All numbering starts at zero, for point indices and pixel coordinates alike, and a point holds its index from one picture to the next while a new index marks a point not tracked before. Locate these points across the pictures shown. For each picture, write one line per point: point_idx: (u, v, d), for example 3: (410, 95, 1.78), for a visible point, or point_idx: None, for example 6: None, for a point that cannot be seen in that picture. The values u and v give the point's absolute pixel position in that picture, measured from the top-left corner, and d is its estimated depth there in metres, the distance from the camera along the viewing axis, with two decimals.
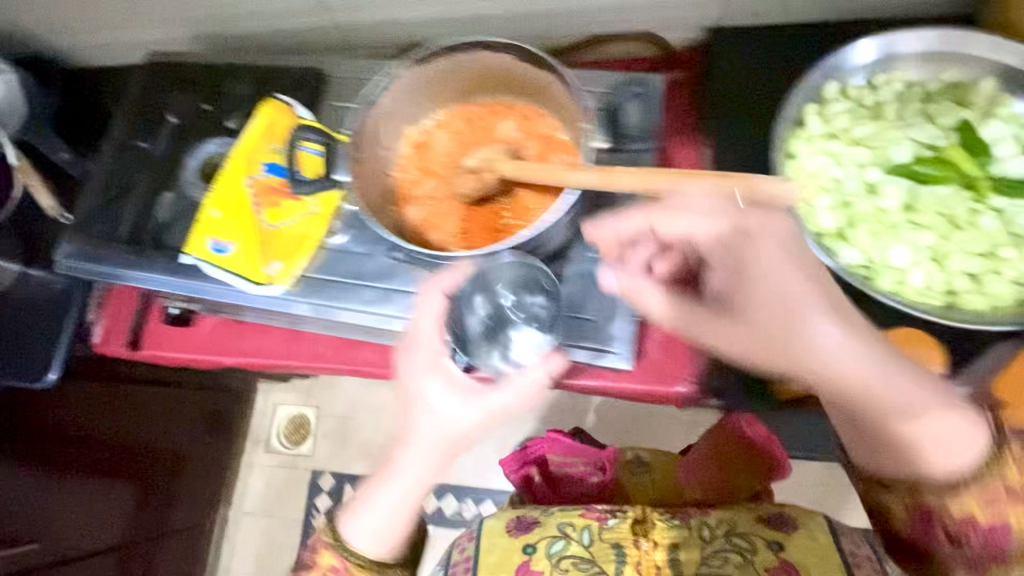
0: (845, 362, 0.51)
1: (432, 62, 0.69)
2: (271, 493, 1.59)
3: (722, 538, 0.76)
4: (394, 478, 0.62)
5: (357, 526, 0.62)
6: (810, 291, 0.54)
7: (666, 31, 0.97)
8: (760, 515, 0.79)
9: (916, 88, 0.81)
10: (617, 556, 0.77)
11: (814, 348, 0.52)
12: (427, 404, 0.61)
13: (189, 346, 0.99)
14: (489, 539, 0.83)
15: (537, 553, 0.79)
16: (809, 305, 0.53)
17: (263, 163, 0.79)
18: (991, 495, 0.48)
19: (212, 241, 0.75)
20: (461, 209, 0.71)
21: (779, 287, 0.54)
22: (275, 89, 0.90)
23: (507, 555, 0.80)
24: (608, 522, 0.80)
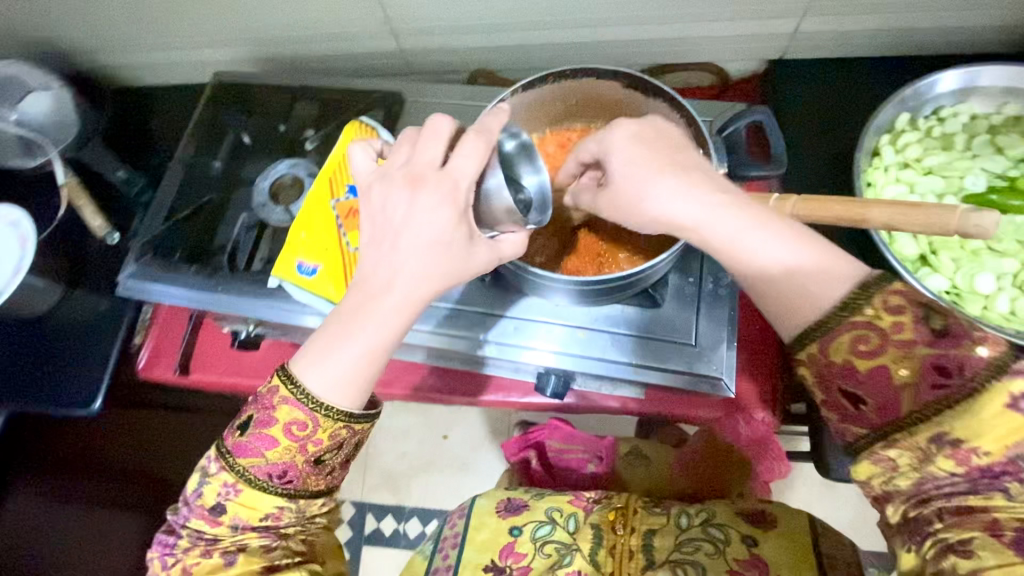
0: (714, 226, 0.49)
1: (536, 86, 0.67)
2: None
3: (698, 527, 0.71)
4: (371, 321, 0.52)
5: (324, 369, 0.52)
6: (679, 173, 0.50)
7: (727, 62, 1.00)
8: (741, 510, 0.72)
9: (980, 121, 0.83)
10: (600, 537, 0.74)
11: (684, 212, 0.49)
12: (419, 228, 0.50)
13: (239, 370, 0.95)
14: (477, 517, 0.80)
15: (523, 535, 0.76)
16: (680, 180, 0.49)
17: (346, 185, 0.78)
18: (862, 341, 0.45)
19: (298, 262, 0.73)
20: (562, 234, 0.69)
21: (644, 175, 0.50)
22: (347, 112, 0.90)
23: (494, 535, 0.77)
24: (593, 508, 0.77)
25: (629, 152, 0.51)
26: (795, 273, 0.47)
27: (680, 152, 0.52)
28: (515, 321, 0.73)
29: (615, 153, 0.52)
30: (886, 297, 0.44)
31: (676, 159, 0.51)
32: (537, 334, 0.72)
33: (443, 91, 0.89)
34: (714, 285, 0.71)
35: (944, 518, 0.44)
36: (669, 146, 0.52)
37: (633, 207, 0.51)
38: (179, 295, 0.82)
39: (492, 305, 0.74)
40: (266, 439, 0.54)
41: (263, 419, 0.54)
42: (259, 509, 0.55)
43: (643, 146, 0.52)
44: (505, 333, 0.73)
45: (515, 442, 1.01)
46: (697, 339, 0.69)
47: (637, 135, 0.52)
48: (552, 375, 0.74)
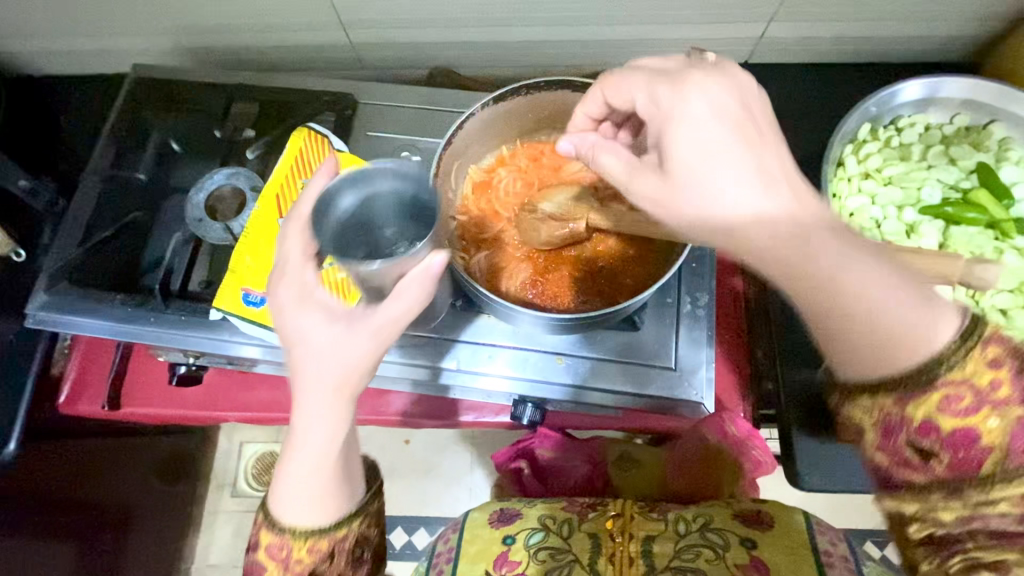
0: (760, 207, 0.43)
1: (508, 99, 0.63)
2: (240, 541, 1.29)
3: (697, 532, 0.68)
4: (302, 445, 0.47)
5: (289, 497, 0.48)
6: (741, 155, 0.44)
7: None
8: (737, 511, 0.70)
9: (934, 131, 0.85)
10: (597, 544, 0.68)
11: (727, 200, 0.44)
12: (302, 330, 0.46)
13: (182, 403, 0.86)
14: (471, 530, 0.74)
15: (516, 543, 0.70)
16: (733, 159, 0.44)
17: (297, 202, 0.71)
18: (955, 399, 0.38)
19: (245, 292, 0.66)
20: (533, 258, 0.66)
21: (712, 157, 0.44)
22: (289, 114, 0.81)
23: (486, 546, 0.71)
24: (587, 515, 0.73)
25: (701, 120, 0.45)
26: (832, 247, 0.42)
27: (761, 131, 0.45)
28: (491, 347, 0.69)
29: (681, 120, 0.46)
30: (985, 351, 0.37)
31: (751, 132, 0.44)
32: (520, 363, 0.68)
33: (400, 92, 0.82)
34: (692, 305, 0.70)
35: (979, 539, 0.39)
36: (748, 123, 0.45)
37: (683, 190, 0.45)
38: (102, 326, 0.72)
39: (464, 331, 0.69)
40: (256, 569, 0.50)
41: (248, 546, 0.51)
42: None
43: (718, 117, 0.45)
44: (478, 361, 0.68)
45: (506, 450, 0.95)
46: (669, 359, 0.68)
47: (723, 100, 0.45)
48: (528, 403, 0.70)
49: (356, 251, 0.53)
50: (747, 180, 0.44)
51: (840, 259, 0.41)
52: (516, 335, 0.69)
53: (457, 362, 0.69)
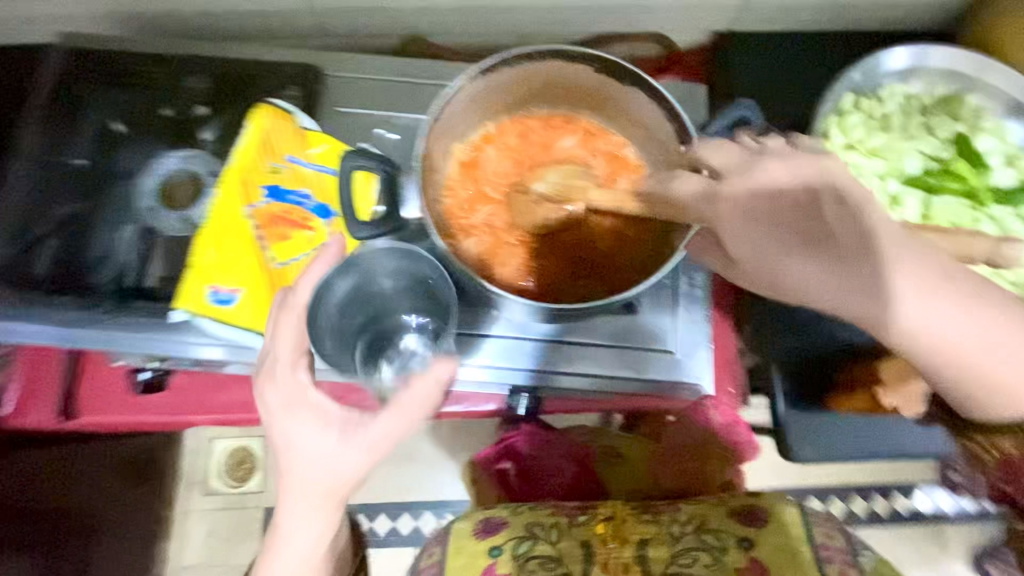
0: (819, 264, 0.41)
1: (497, 70, 0.57)
2: (216, 540, 1.23)
3: (691, 535, 0.69)
4: (277, 559, 0.46)
5: None
6: (799, 206, 0.42)
7: (675, 34, 0.94)
8: (732, 507, 0.70)
9: (915, 100, 0.84)
10: (591, 550, 0.69)
11: (792, 257, 0.43)
12: (295, 447, 0.45)
13: (143, 409, 0.80)
14: (455, 542, 0.70)
15: (503, 555, 0.68)
16: (792, 217, 0.42)
17: (263, 186, 0.64)
18: None
19: (211, 289, 0.60)
20: (524, 241, 0.63)
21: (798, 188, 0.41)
22: (246, 88, 0.73)
23: (472, 558, 0.68)
24: (577, 519, 0.72)
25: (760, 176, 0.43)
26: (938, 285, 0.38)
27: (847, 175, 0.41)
28: (481, 339, 0.66)
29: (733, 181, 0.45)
30: None
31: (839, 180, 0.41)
32: (513, 354, 0.66)
33: (371, 62, 0.75)
34: (689, 285, 0.68)
35: None
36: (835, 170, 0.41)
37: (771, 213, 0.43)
38: (45, 332, 0.65)
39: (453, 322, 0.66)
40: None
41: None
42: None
43: (794, 165, 0.42)
44: (468, 354, 0.65)
45: (489, 452, 0.95)
46: (665, 341, 0.66)
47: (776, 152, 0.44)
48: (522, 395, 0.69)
49: (349, 327, 0.57)
50: (805, 228, 0.42)
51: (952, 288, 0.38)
52: (508, 327, 0.66)
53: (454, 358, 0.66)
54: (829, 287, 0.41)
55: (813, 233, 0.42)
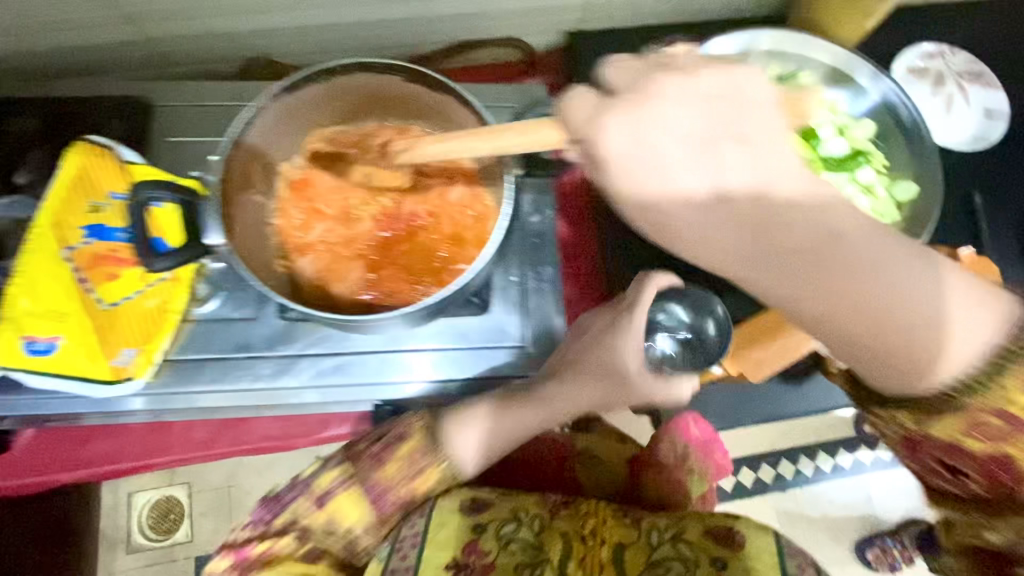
0: (730, 232, 0.34)
1: (301, 86, 0.57)
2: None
3: (669, 544, 0.56)
4: (518, 409, 0.60)
5: (469, 436, 0.59)
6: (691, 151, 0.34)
7: (531, 36, 0.95)
8: (708, 526, 0.56)
9: None
10: (570, 548, 0.56)
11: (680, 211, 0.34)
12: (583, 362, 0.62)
13: (12, 475, 0.76)
14: (439, 514, 0.57)
15: (485, 534, 0.56)
16: (680, 163, 0.34)
17: (83, 224, 0.62)
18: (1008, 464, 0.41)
19: (26, 342, 0.56)
20: (364, 254, 0.62)
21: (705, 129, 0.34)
22: (72, 128, 0.70)
23: (453, 532, 0.56)
24: (560, 511, 0.60)
25: (652, 112, 0.35)
26: (845, 268, 0.33)
27: (752, 116, 0.34)
28: (335, 357, 0.65)
29: (618, 112, 0.35)
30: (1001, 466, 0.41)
31: (739, 117, 0.35)
32: (379, 368, 0.65)
33: (204, 93, 0.73)
34: (537, 280, 0.69)
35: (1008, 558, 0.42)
36: (729, 109, 0.35)
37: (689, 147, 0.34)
38: None
39: (311, 343, 0.65)
40: (388, 453, 0.59)
41: (338, 468, 0.59)
42: (358, 505, 0.58)
43: (689, 104, 0.35)
44: (325, 374, 0.64)
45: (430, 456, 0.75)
46: (525, 337, 0.68)
47: (677, 77, 0.35)
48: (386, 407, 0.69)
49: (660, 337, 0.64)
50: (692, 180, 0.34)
51: (871, 251, 0.33)
52: (369, 343, 0.65)
53: (318, 381, 0.64)
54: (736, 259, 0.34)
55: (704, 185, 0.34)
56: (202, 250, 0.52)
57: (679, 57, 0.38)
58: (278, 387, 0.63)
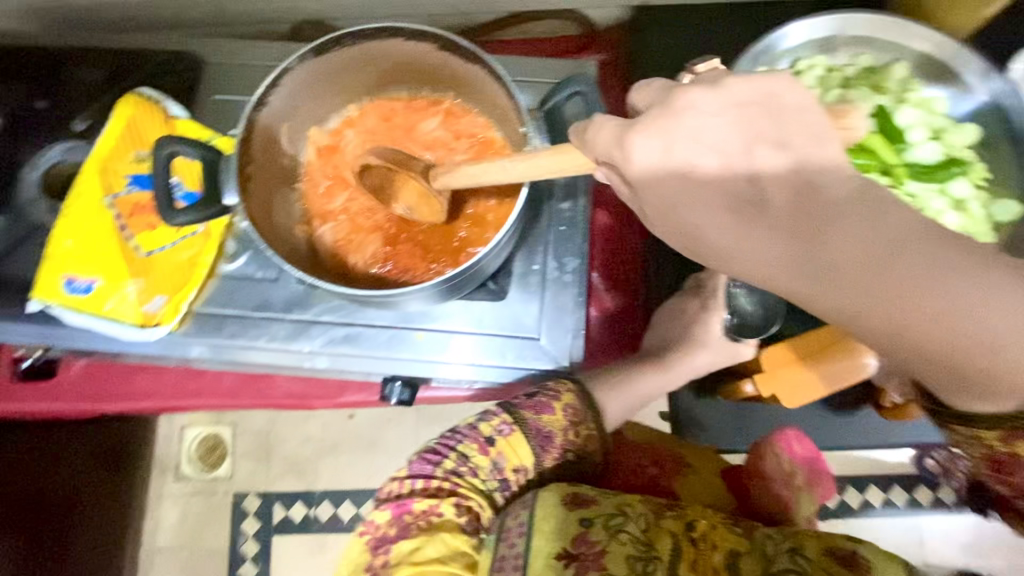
0: (774, 240, 0.31)
1: (332, 50, 0.56)
2: (189, 525, 1.17)
3: (786, 556, 0.49)
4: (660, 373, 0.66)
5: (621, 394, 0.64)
6: (727, 164, 0.31)
7: (591, 11, 0.89)
8: (829, 544, 0.48)
9: (836, 72, 0.74)
10: (681, 550, 0.51)
11: (719, 220, 0.32)
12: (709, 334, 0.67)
13: (63, 399, 0.83)
14: (541, 505, 0.52)
15: (596, 526, 0.51)
16: (716, 176, 0.32)
17: (128, 175, 0.65)
18: None
19: (67, 281, 0.60)
20: (382, 227, 0.61)
21: (741, 141, 0.31)
22: (131, 81, 0.73)
23: (561, 521, 0.51)
24: (664, 511, 0.55)
25: (679, 125, 0.32)
26: (892, 262, 0.29)
27: (794, 124, 0.31)
28: (346, 327, 0.65)
29: (642, 130, 0.33)
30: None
31: (779, 127, 0.31)
32: (396, 344, 0.65)
33: (251, 55, 0.74)
34: (559, 270, 0.65)
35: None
36: (767, 118, 0.31)
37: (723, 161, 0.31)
38: None
39: (327, 310, 0.65)
40: (547, 406, 0.58)
41: (502, 418, 0.58)
42: (516, 456, 0.57)
43: (720, 113, 0.31)
44: (338, 342, 0.64)
45: None
46: (543, 329, 0.65)
47: (704, 87, 0.32)
48: (397, 382, 0.67)
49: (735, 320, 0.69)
50: (728, 190, 0.32)
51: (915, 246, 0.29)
52: (386, 318, 0.64)
53: (331, 349, 0.64)
54: (772, 266, 0.32)
55: (743, 193, 0.31)
56: (219, 210, 0.54)
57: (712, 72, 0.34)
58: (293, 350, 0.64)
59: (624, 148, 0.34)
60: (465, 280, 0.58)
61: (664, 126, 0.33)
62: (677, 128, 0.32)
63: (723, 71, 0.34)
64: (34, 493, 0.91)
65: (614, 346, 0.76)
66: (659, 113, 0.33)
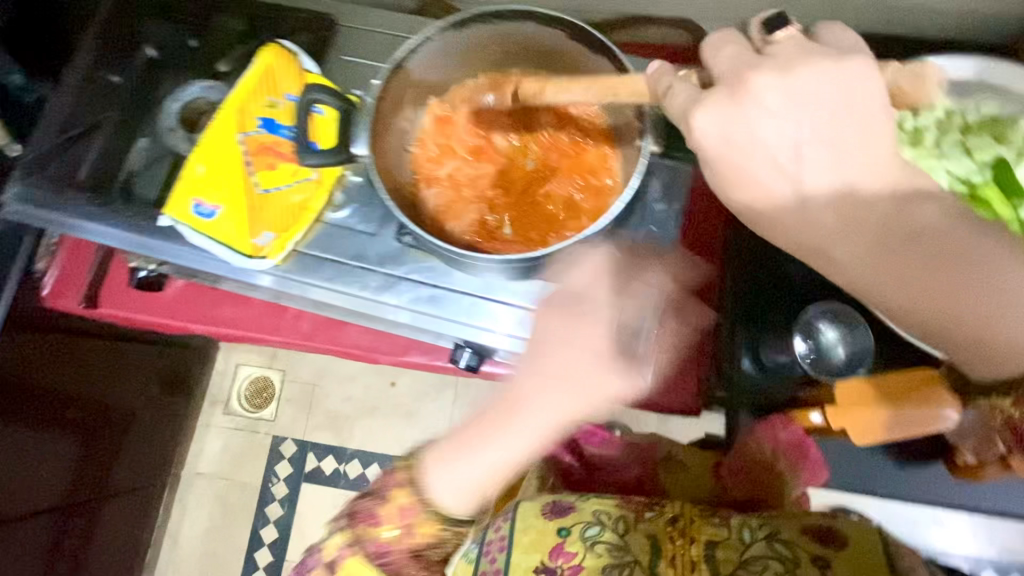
0: (833, 217, 0.47)
1: (468, 26, 0.60)
2: (229, 457, 1.35)
3: (763, 542, 0.53)
4: (513, 429, 0.53)
5: (451, 478, 0.53)
6: (772, 137, 0.46)
7: (709, 23, 0.89)
8: (807, 524, 0.54)
9: (955, 118, 0.73)
10: (658, 545, 0.55)
11: (775, 188, 0.48)
12: (569, 364, 0.54)
13: (155, 313, 0.90)
14: (522, 518, 0.58)
15: (572, 535, 0.56)
16: (762, 147, 0.47)
17: (260, 116, 0.71)
18: None
19: (193, 204, 0.66)
20: (484, 199, 0.64)
21: (784, 121, 0.46)
22: (272, 33, 0.79)
23: (539, 535, 0.56)
24: (644, 514, 0.59)
25: (744, 106, 0.46)
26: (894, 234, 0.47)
27: (825, 109, 0.46)
28: (432, 288, 0.68)
29: (707, 109, 0.47)
30: None
31: (819, 114, 0.45)
32: (476, 312, 0.67)
33: (382, 25, 0.79)
34: (646, 268, 0.67)
35: None
36: (808, 103, 0.46)
37: (773, 133, 0.46)
38: (93, 232, 0.72)
39: (416, 271, 0.69)
40: (375, 516, 0.54)
41: (337, 543, 0.54)
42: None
43: (776, 96, 0.46)
44: (421, 300, 0.68)
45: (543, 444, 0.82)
46: None
47: (768, 75, 0.46)
48: (467, 348, 0.71)
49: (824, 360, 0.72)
50: (772, 159, 0.47)
51: (915, 224, 0.46)
52: (470, 285, 0.68)
53: (416, 306, 0.68)
54: (822, 230, 0.48)
55: (788, 167, 0.47)
56: (347, 156, 0.58)
57: (776, 57, 0.47)
58: (381, 301, 0.68)
59: (689, 118, 0.48)
60: (544, 261, 0.60)
61: (726, 100, 0.47)
62: (738, 108, 0.47)
63: (783, 49, 0.48)
64: (95, 401, 1.02)
65: (676, 384, 0.82)
66: (726, 90, 0.47)
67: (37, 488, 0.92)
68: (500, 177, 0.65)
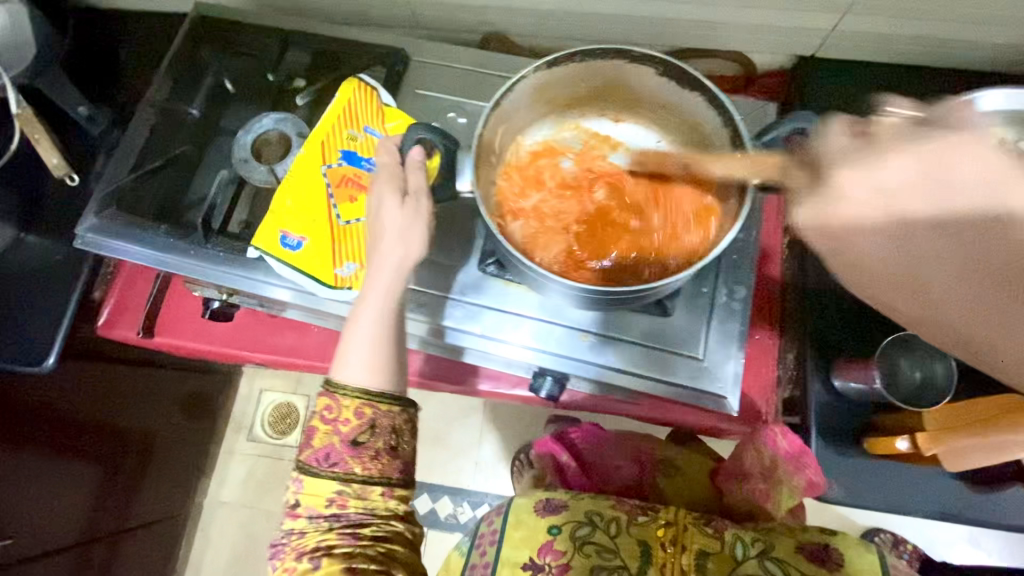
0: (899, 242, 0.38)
1: (561, 64, 0.60)
2: (252, 485, 1.33)
3: (754, 560, 0.59)
4: (370, 294, 0.60)
5: (352, 362, 0.58)
6: (885, 219, 0.38)
7: (760, 56, 0.92)
8: (801, 542, 0.61)
9: None
10: (651, 555, 0.60)
11: (862, 244, 0.39)
12: (380, 222, 0.61)
13: (209, 340, 0.90)
14: (515, 514, 0.66)
15: (562, 534, 0.63)
16: (873, 228, 0.38)
17: (340, 149, 0.71)
18: None
19: (281, 236, 0.67)
20: (570, 232, 0.65)
21: (898, 202, 0.37)
22: (344, 67, 0.81)
23: (530, 533, 0.64)
24: (637, 517, 0.64)
25: (848, 196, 0.39)
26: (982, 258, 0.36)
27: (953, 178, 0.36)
28: (515, 318, 0.68)
29: (812, 200, 0.41)
30: None
31: (932, 188, 0.36)
32: (559, 343, 0.68)
33: (452, 59, 0.81)
34: (728, 296, 0.68)
35: None
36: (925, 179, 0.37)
37: (889, 215, 0.38)
38: (145, 254, 0.72)
39: (497, 302, 0.69)
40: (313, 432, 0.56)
41: (293, 476, 0.57)
42: (322, 496, 0.55)
43: (885, 180, 0.38)
44: (502, 329, 0.68)
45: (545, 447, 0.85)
46: (705, 348, 0.67)
47: (859, 164, 0.39)
48: (547, 376, 0.71)
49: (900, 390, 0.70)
50: (876, 231, 0.39)
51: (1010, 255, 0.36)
52: (555, 316, 0.68)
53: (501, 336, 0.68)
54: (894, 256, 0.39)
55: (889, 227, 0.38)
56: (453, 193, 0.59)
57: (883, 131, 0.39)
58: (467, 331, 0.69)
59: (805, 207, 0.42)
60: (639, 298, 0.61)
61: (839, 196, 0.39)
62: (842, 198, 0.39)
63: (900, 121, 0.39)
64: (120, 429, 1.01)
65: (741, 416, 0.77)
66: (826, 185, 0.40)
67: (64, 522, 0.90)
68: (587, 211, 0.66)
